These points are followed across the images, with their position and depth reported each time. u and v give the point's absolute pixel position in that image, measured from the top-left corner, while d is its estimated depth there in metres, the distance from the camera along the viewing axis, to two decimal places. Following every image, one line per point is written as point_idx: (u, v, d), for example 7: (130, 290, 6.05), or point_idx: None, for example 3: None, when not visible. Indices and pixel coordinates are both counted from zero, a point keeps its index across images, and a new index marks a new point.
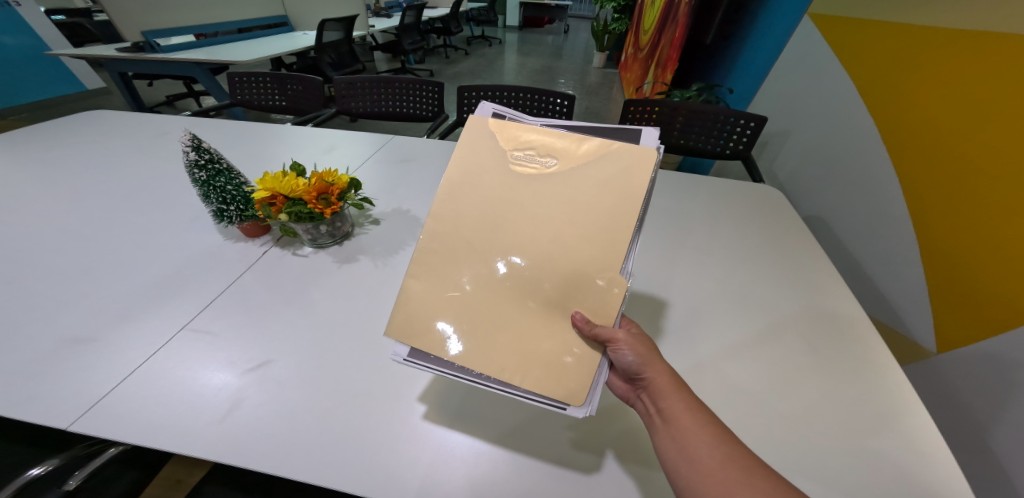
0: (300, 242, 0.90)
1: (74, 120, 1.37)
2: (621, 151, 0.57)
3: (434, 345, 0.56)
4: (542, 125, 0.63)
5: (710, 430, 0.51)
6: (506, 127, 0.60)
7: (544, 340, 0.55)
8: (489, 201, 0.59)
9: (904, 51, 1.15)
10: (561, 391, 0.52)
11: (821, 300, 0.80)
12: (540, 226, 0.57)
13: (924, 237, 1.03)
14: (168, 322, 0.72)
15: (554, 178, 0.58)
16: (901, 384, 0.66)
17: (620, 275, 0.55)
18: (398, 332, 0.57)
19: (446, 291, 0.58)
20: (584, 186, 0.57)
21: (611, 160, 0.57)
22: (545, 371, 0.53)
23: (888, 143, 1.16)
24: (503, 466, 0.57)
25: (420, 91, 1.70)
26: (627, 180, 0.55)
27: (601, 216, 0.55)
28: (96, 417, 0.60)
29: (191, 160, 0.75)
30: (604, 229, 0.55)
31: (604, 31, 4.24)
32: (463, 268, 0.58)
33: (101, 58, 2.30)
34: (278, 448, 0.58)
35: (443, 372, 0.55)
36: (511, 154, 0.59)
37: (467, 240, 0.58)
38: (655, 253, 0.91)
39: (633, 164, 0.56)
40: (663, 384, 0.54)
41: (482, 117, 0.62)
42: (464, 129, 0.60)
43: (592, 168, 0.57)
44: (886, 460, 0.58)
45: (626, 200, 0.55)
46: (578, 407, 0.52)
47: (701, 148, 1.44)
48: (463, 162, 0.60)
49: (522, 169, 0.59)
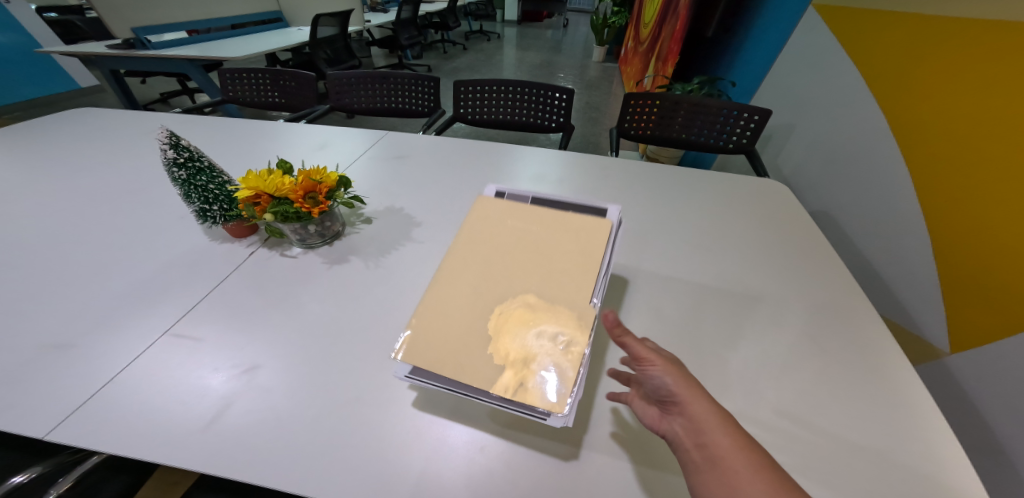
0: (288, 242, 0.87)
1: (61, 118, 1.34)
2: (586, 226, 0.61)
3: (432, 357, 0.52)
4: (535, 199, 0.67)
5: (764, 477, 0.43)
6: (500, 204, 0.66)
7: (523, 353, 0.52)
8: (471, 253, 0.62)
9: (914, 42, 1.11)
10: (538, 395, 0.48)
11: (832, 300, 0.76)
12: (510, 283, 0.58)
13: (940, 235, 1.00)
14: (150, 327, 0.69)
15: (529, 244, 0.61)
16: (917, 387, 0.63)
17: (590, 305, 0.55)
18: (400, 346, 0.54)
19: (452, 312, 0.56)
20: (553, 251, 0.60)
21: (577, 233, 0.61)
22: (527, 374, 0.50)
23: (898, 137, 1.12)
24: (499, 476, 0.54)
25: (414, 86, 1.66)
26: (591, 251, 0.59)
27: (565, 274, 0.57)
28: (73, 426, 0.57)
29: (170, 158, 0.72)
30: (569, 282, 0.57)
31: (604, 25, 4.17)
32: (447, 298, 0.58)
33: (91, 55, 2.27)
34: (264, 459, 0.55)
35: (455, 392, 0.52)
36: (500, 222, 0.64)
37: (452, 284, 0.59)
38: (657, 251, 0.87)
39: (594, 236, 0.60)
40: (700, 413, 0.47)
41: (488, 196, 0.68)
42: (470, 206, 0.67)
43: (562, 238, 0.61)
44: (902, 472, 0.55)
45: (588, 264, 0.58)
46: (558, 415, 0.48)
47: (702, 143, 1.41)
48: (460, 232, 0.64)
49: (505, 234, 0.63)
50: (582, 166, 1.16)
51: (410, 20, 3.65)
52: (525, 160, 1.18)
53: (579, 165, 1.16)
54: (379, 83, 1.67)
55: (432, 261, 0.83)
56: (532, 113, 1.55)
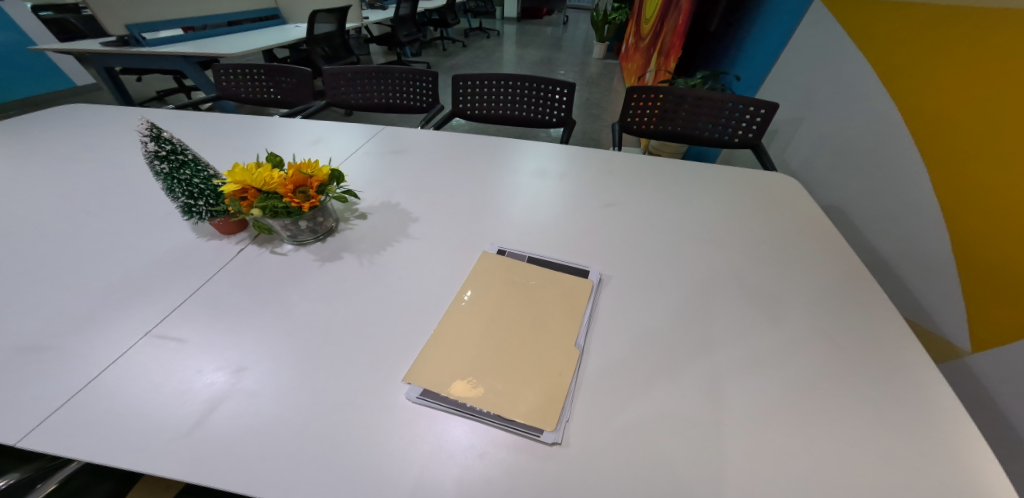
0: (279, 239, 0.84)
1: (50, 115, 1.32)
2: (573, 283, 0.74)
3: (442, 380, 0.60)
4: (531, 256, 0.81)
5: None
6: (503, 262, 0.79)
7: (523, 388, 0.59)
8: (476, 302, 0.71)
9: (925, 32, 1.08)
10: (536, 417, 0.55)
11: (849, 297, 0.73)
12: (512, 325, 0.67)
13: (962, 230, 0.96)
14: (133, 327, 0.66)
15: (527, 297, 0.72)
16: (942, 389, 0.60)
17: (575, 348, 0.64)
18: (413, 369, 0.61)
19: (454, 350, 0.64)
20: (548, 304, 0.71)
21: (567, 290, 0.73)
22: (525, 402, 0.57)
23: (911, 130, 1.09)
24: (499, 485, 0.51)
25: (411, 81, 1.63)
26: (579, 301, 0.71)
27: (558, 322, 0.68)
28: (49, 433, 0.54)
29: (151, 151, 0.70)
30: (562, 327, 0.67)
31: (605, 21, 4.12)
32: (454, 339, 0.65)
33: (85, 52, 2.24)
34: (251, 465, 0.52)
35: (454, 411, 0.57)
36: (503, 279, 0.75)
37: (456, 329, 0.67)
38: (664, 247, 0.84)
39: (581, 291, 0.73)
40: None
41: (491, 252, 0.81)
42: (474, 260, 0.80)
43: (554, 294, 0.73)
44: (930, 476, 0.52)
45: (576, 312, 0.69)
46: (551, 432, 0.54)
47: (706, 137, 1.37)
48: (465, 286, 0.74)
49: (507, 289, 0.74)
50: (584, 160, 1.12)
51: (409, 17, 3.61)
52: (525, 154, 1.15)
53: (580, 159, 1.13)
54: (376, 78, 1.64)
55: (428, 258, 0.80)
56: (532, 108, 1.52)
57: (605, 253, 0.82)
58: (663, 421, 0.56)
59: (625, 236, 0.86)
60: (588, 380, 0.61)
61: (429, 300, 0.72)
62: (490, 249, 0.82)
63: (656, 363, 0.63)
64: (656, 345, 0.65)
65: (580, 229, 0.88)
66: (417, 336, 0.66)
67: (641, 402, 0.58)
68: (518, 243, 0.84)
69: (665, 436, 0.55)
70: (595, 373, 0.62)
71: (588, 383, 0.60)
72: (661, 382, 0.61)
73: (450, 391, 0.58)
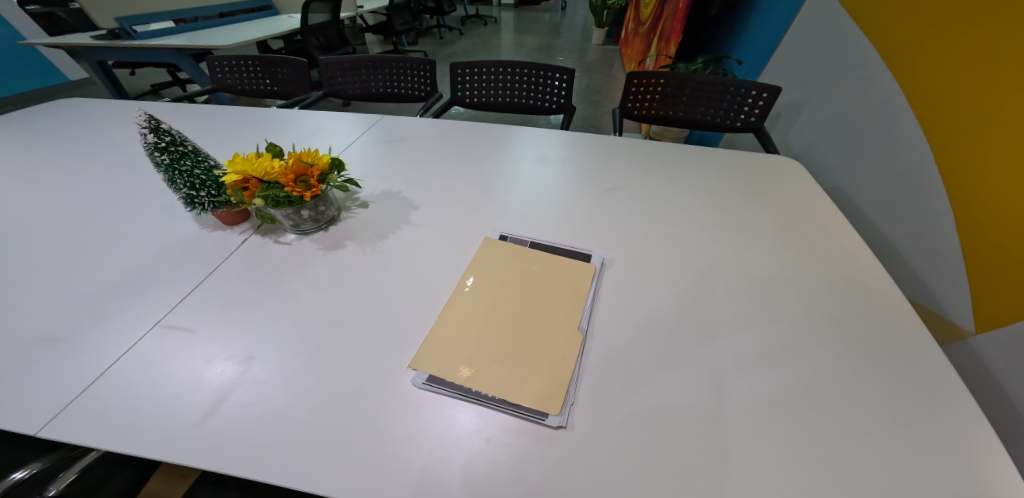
0: (282, 229, 0.84)
1: (44, 110, 1.31)
2: (573, 268, 0.74)
3: (447, 366, 0.60)
4: (534, 242, 0.81)
5: None
6: (505, 248, 0.79)
7: (528, 372, 0.59)
8: (478, 291, 0.71)
9: (933, 12, 1.05)
10: (540, 402, 0.56)
11: (849, 278, 0.73)
12: (515, 312, 0.67)
13: (969, 211, 0.96)
14: (141, 318, 0.67)
15: (529, 284, 0.72)
16: (944, 374, 0.60)
17: (578, 334, 0.65)
18: (418, 355, 0.62)
19: (457, 337, 0.64)
20: (550, 290, 0.71)
21: (568, 276, 0.73)
22: (531, 389, 0.57)
23: (916, 111, 1.08)
24: (506, 470, 0.51)
25: (408, 70, 1.60)
26: (580, 288, 0.71)
27: (562, 310, 0.68)
28: (64, 424, 0.55)
29: (151, 142, 0.69)
30: (564, 312, 0.67)
31: (604, 7, 4.03)
32: (456, 326, 0.65)
33: (76, 46, 2.20)
34: (263, 452, 0.53)
35: (459, 395, 0.58)
36: (506, 264, 0.75)
37: (458, 316, 0.67)
38: (664, 231, 0.84)
39: (581, 277, 0.73)
40: None
41: (493, 239, 0.81)
42: (476, 248, 0.80)
43: (557, 280, 0.72)
44: (929, 456, 0.52)
45: (577, 298, 0.69)
46: (555, 417, 0.55)
47: (708, 121, 1.36)
48: (468, 273, 0.74)
49: (509, 275, 0.73)
50: (585, 145, 1.11)
51: (405, 5, 3.55)
52: (525, 141, 1.13)
53: (581, 144, 1.12)
54: (373, 67, 1.61)
55: (430, 245, 0.80)
56: (532, 95, 1.50)
57: (608, 238, 0.82)
58: (664, 406, 0.57)
59: (626, 221, 0.86)
60: (593, 364, 0.61)
61: (432, 287, 0.72)
62: (494, 236, 0.82)
63: (660, 349, 0.63)
64: (657, 329, 0.66)
65: (581, 215, 0.88)
66: (421, 324, 0.67)
67: (645, 389, 0.58)
68: (520, 229, 0.84)
69: (668, 422, 0.55)
70: (600, 358, 0.62)
71: (591, 370, 0.61)
72: (663, 368, 0.61)
73: (456, 376, 0.59)
